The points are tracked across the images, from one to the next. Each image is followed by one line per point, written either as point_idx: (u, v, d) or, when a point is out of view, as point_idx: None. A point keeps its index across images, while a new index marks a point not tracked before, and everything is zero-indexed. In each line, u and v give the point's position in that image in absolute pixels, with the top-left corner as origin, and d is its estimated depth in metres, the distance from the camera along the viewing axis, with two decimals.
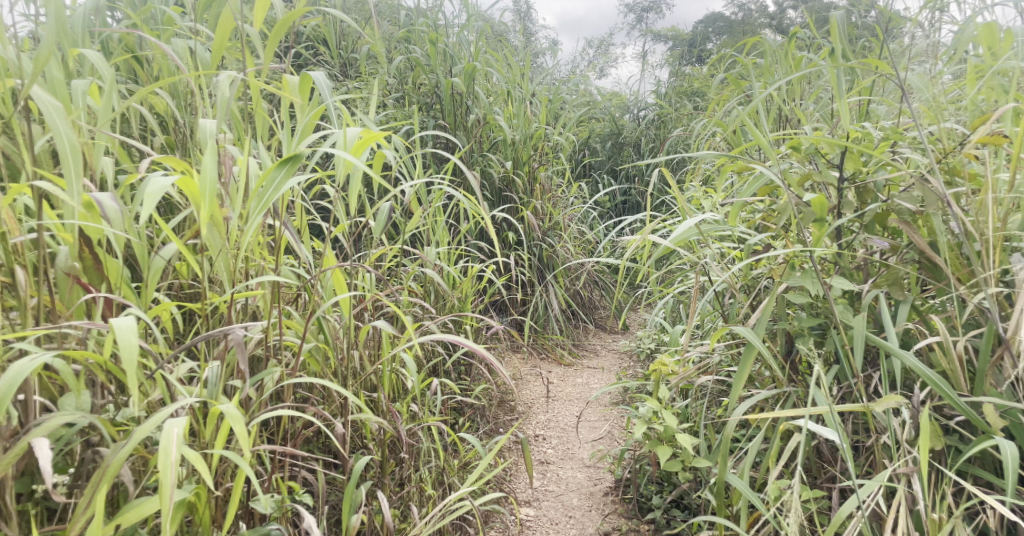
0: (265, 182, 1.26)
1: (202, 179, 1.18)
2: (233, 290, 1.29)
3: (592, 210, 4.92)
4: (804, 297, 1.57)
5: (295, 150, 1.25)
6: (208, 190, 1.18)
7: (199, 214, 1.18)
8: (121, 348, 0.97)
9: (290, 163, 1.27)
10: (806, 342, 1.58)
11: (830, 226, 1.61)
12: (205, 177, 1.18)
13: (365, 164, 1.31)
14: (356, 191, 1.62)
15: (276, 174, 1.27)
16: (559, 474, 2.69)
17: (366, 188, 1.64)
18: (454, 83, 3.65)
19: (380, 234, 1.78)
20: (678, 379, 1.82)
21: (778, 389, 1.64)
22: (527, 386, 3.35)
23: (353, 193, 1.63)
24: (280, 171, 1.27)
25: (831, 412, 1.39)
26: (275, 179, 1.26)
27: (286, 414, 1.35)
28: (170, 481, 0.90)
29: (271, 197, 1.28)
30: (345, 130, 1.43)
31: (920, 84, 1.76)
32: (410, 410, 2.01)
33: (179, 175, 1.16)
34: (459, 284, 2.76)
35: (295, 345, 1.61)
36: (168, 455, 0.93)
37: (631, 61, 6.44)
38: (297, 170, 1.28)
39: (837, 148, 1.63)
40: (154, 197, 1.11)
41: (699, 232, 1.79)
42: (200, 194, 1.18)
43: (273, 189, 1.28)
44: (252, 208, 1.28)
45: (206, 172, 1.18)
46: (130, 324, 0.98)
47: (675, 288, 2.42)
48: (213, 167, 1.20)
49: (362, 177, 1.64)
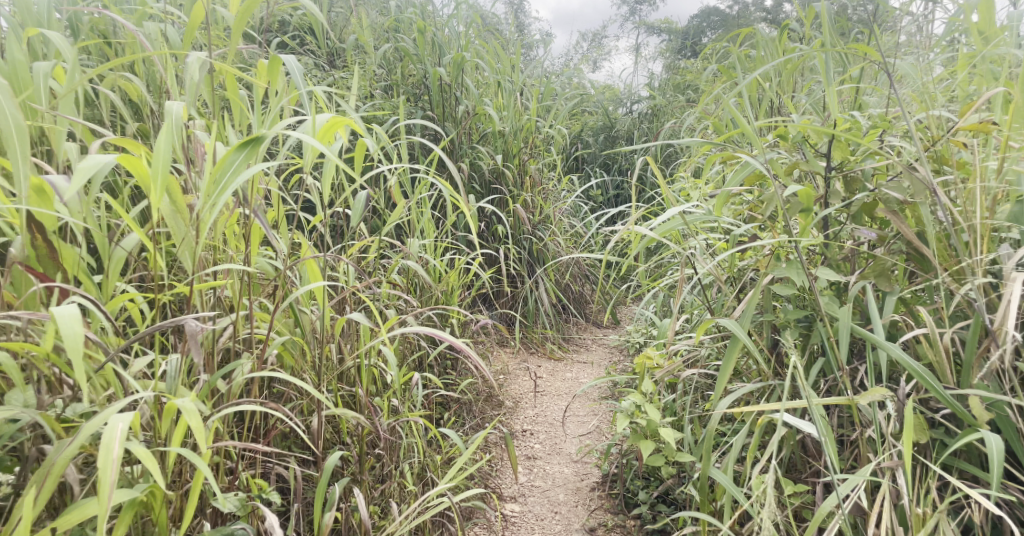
0: (223, 166, 1.22)
1: (153, 160, 1.14)
2: (197, 279, 1.25)
3: (584, 204, 4.88)
4: (789, 289, 1.54)
5: (255, 133, 1.20)
6: (159, 172, 1.14)
7: (149, 197, 1.14)
8: (63, 338, 0.94)
9: (250, 147, 1.23)
10: (791, 334, 1.55)
11: (817, 217, 1.57)
12: (156, 158, 1.14)
13: (331, 150, 1.26)
14: (328, 177, 1.57)
15: (235, 157, 1.22)
16: (546, 469, 2.66)
17: (339, 175, 1.59)
18: (442, 73, 3.59)
19: (355, 222, 1.74)
20: (663, 373, 1.79)
21: (763, 382, 1.61)
22: (515, 380, 3.32)
23: (325, 180, 1.58)
24: (239, 154, 1.22)
25: (812, 405, 1.36)
26: (233, 162, 1.22)
27: (253, 408, 1.31)
28: (110, 479, 0.87)
29: (228, 181, 1.23)
30: (314, 114, 1.38)
31: (911, 72, 1.73)
32: (390, 405, 1.97)
33: (124, 154, 1.11)
34: (445, 277, 2.71)
35: (268, 338, 1.56)
36: (111, 451, 0.90)
37: (624, 53, 6.40)
38: (257, 154, 1.24)
39: (825, 136, 1.59)
40: (87, 172, 1.06)
41: (684, 222, 1.75)
42: (151, 177, 1.14)
43: (231, 173, 1.23)
44: (209, 193, 1.24)
45: (158, 153, 1.14)
46: (73, 312, 0.95)
47: (662, 281, 2.39)
48: (167, 148, 1.16)
49: (335, 165, 1.59)
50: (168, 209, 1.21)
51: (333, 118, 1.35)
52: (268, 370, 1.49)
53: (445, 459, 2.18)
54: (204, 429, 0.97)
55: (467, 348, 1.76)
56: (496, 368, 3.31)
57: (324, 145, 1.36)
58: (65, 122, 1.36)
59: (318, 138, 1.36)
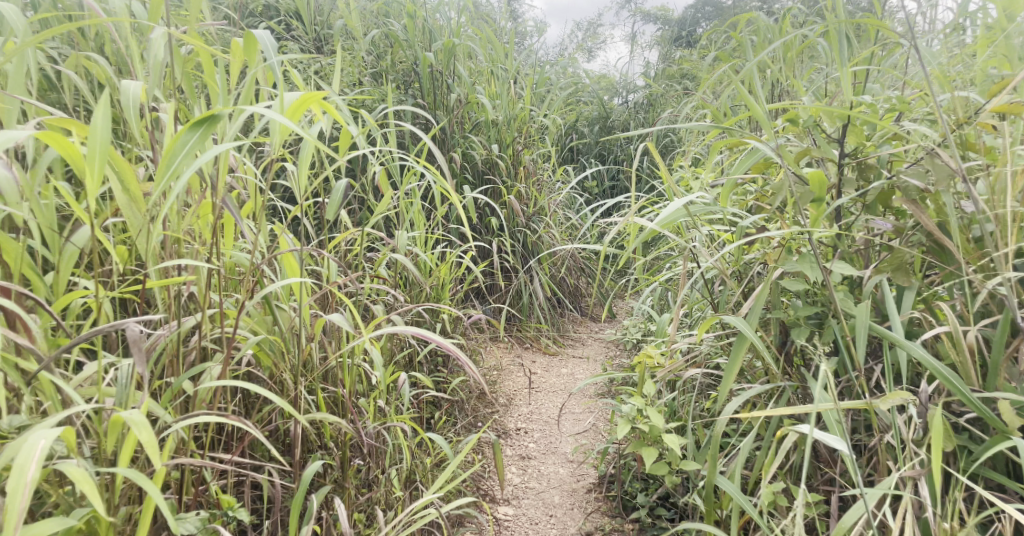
0: (174, 148, 1.10)
1: (89, 139, 1.04)
2: (153, 273, 1.15)
3: (579, 195, 4.78)
4: (800, 284, 1.45)
5: (211, 111, 1.08)
6: (96, 152, 1.04)
7: (87, 182, 1.04)
8: None
9: (205, 126, 1.11)
10: (802, 333, 1.46)
11: (829, 207, 1.48)
12: (93, 137, 1.03)
13: (308, 134, 1.15)
14: (304, 164, 1.45)
15: (187, 138, 1.10)
16: (541, 470, 2.57)
17: (318, 161, 1.47)
18: (433, 59, 3.47)
19: (331, 215, 1.55)
20: (664, 373, 1.69)
21: (771, 384, 1.51)
22: (509, 377, 3.23)
23: (302, 166, 1.46)
24: (192, 134, 1.10)
25: (838, 417, 1.25)
26: (186, 143, 1.10)
27: (218, 417, 1.19)
28: (21, 503, 0.79)
29: (178, 165, 1.11)
30: (283, 92, 1.25)
31: (930, 51, 1.62)
32: (376, 407, 1.86)
33: (47, 130, 1.01)
34: (435, 271, 2.60)
35: (241, 339, 1.45)
36: (25, 474, 0.82)
37: (620, 43, 6.30)
38: (213, 134, 1.11)
39: (838, 120, 1.49)
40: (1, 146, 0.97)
41: (687, 214, 1.65)
42: (88, 160, 1.04)
43: (182, 156, 1.11)
44: (163, 179, 1.11)
45: (94, 131, 1.03)
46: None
47: (662, 275, 2.29)
48: (104, 126, 1.05)
49: (313, 150, 1.48)
50: (122, 201, 1.11)
51: (305, 97, 1.23)
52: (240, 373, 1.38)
53: (434, 461, 2.08)
54: (149, 448, 0.89)
55: (458, 349, 1.64)
56: (490, 364, 3.22)
57: (296, 126, 1.24)
58: (16, 104, 1.26)
59: (288, 119, 1.24)
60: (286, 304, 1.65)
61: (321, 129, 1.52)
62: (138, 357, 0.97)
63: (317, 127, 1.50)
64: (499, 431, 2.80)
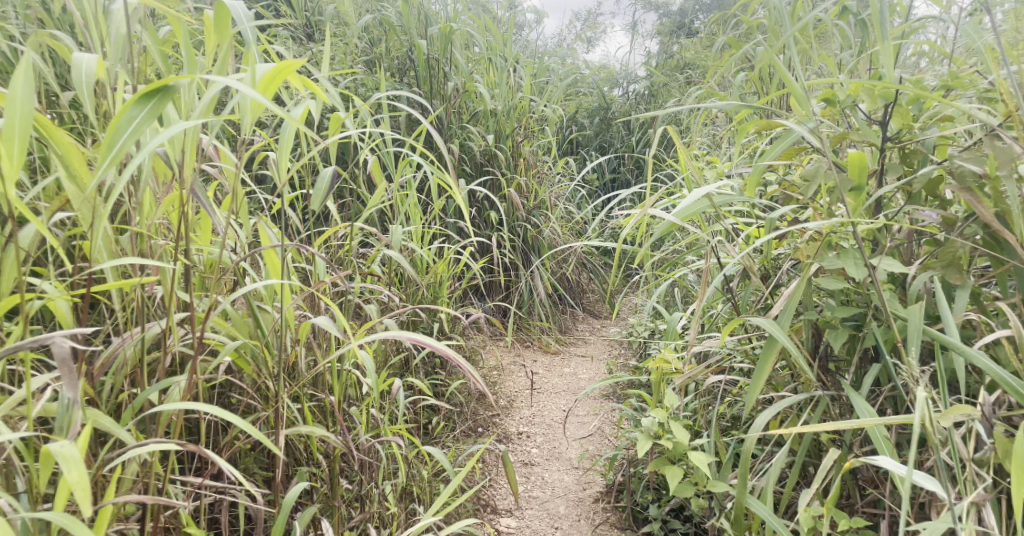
0: (118, 125, 0.94)
1: (10, 111, 0.89)
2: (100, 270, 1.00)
3: (581, 188, 4.62)
4: (839, 283, 1.31)
5: (161, 80, 0.93)
6: (18, 125, 0.90)
7: (9, 165, 0.90)
8: None
9: (155, 99, 0.96)
10: (840, 337, 1.32)
11: (870, 197, 1.34)
12: (14, 107, 0.89)
13: (281, 108, 1.00)
14: (285, 149, 1.30)
15: (134, 113, 0.95)
16: (544, 477, 2.42)
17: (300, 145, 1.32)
18: (429, 46, 3.32)
19: (317, 205, 1.37)
20: (684, 380, 1.55)
21: (806, 393, 1.37)
22: (509, 377, 3.10)
23: (282, 151, 1.31)
24: (141, 108, 0.95)
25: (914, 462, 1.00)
26: (132, 119, 0.94)
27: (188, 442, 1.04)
28: None
29: (124, 144, 0.95)
30: (254, 64, 1.10)
31: (976, 24, 1.47)
32: (370, 417, 1.72)
33: None
34: (432, 268, 2.45)
35: (216, 345, 1.31)
36: None
37: (620, 33, 6.14)
38: (165, 107, 0.96)
39: (881, 99, 1.35)
40: None
41: (710, 205, 1.50)
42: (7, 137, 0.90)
43: (128, 134, 0.95)
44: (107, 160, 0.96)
45: (15, 100, 0.89)
46: None
47: (675, 271, 2.14)
48: (28, 95, 0.91)
49: (296, 133, 1.32)
50: (69, 188, 0.96)
51: (277, 67, 1.08)
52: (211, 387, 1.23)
53: (432, 472, 1.93)
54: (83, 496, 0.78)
55: (455, 354, 1.45)
56: (489, 364, 3.07)
57: (269, 102, 1.09)
58: None
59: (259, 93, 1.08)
60: (271, 304, 1.51)
61: (304, 111, 1.36)
62: (65, 378, 0.83)
63: (299, 108, 1.35)
64: (500, 435, 2.65)
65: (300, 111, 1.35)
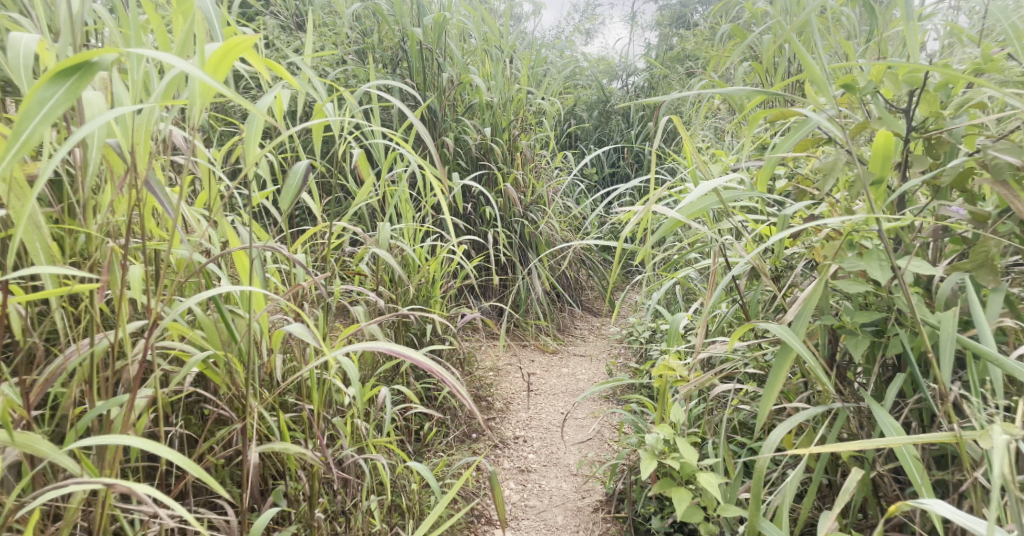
0: (30, 107, 0.82)
1: None
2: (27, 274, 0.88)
3: (580, 183, 4.51)
4: (861, 286, 1.20)
5: (76, 53, 0.82)
6: None
7: None
8: None
9: (75, 76, 0.85)
10: (861, 344, 1.21)
11: (894, 192, 1.24)
12: None
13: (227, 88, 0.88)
14: (253, 141, 1.20)
15: (49, 92, 0.83)
16: (541, 485, 2.32)
17: (268, 137, 1.21)
18: (423, 36, 3.21)
19: (288, 203, 1.27)
20: (691, 389, 1.44)
21: (824, 405, 1.26)
22: (505, 379, 3.00)
23: (250, 142, 1.20)
24: (56, 87, 0.84)
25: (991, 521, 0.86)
26: (46, 100, 0.83)
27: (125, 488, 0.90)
28: None
29: (38, 129, 0.83)
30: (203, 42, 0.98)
31: (1006, 3, 1.36)
32: (355, 427, 1.61)
33: None
34: (424, 267, 2.34)
35: (180, 355, 1.19)
36: None
37: (619, 24, 6.01)
38: (87, 85, 0.85)
39: (905, 85, 1.25)
40: None
41: (719, 201, 1.39)
42: None
43: (43, 118, 0.83)
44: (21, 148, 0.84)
45: None
46: None
47: (678, 271, 2.04)
48: None
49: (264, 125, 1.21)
50: None
51: (227, 46, 0.97)
52: (167, 402, 1.10)
53: (422, 484, 1.83)
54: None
55: (442, 370, 1.26)
56: (485, 366, 2.97)
57: (219, 84, 0.97)
58: None
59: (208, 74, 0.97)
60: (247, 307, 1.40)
61: (273, 100, 1.25)
62: None
63: (267, 99, 1.24)
64: (495, 440, 2.55)
65: (269, 101, 1.24)
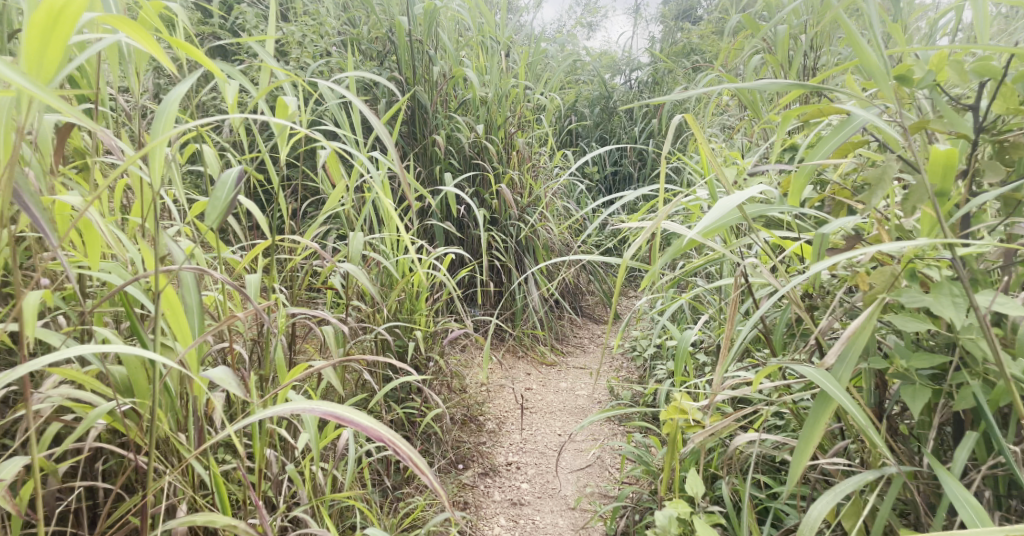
0: None
1: None
2: None
3: (581, 183, 4.27)
4: (920, 323, 0.97)
5: None
6: None
7: None
8: None
9: None
10: (920, 394, 0.98)
11: (959, 207, 1.01)
12: None
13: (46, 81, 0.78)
14: (156, 137, 1.00)
15: None
16: (535, 521, 2.08)
17: (176, 132, 1.02)
18: (411, 26, 2.97)
19: (217, 216, 1.03)
20: (706, 440, 1.22)
21: (871, 469, 1.03)
22: (498, 396, 2.77)
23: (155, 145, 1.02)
24: None
25: None
26: None
27: None
28: None
29: None
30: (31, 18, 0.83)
31: None
32: (316, 473, 1.40)
33: None
34: (406, 279, 2.12)
35: (71, 407, 0.98)
36: None
37: (622, 17, 5.74)
38: None
39: (973, 76, 1.02)
40: None
41: (743, 217, 1.15)
42: None
43: None
44: None
45: None
46: None
47: (689, 287, 1.81)
48: None
49: (173, 116, 1.03)
50: None
51: (53, 14, 0.84)
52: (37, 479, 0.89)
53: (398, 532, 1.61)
54: None
55: (395, 437, 0.94)
56: (475, 383, 2.75)
57: (49, 70, 0.86)
58: None
59: (34, 56, 0.85)
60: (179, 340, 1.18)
61: (190, 88, 1.04)
62: None
63: (182, 87, 1.04)
64: (485, 468, 2.32)
65: (182, 90, 1.03)
